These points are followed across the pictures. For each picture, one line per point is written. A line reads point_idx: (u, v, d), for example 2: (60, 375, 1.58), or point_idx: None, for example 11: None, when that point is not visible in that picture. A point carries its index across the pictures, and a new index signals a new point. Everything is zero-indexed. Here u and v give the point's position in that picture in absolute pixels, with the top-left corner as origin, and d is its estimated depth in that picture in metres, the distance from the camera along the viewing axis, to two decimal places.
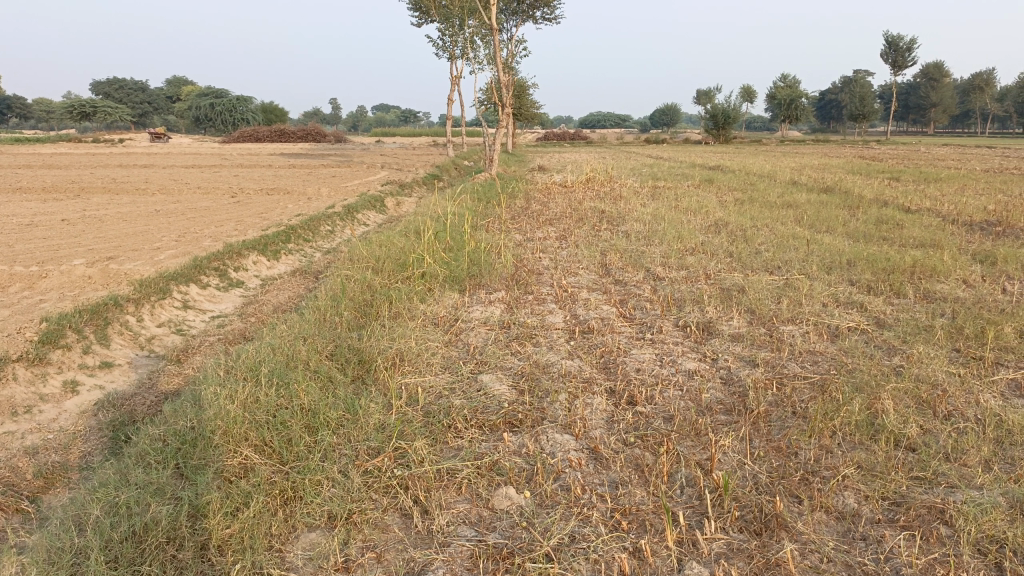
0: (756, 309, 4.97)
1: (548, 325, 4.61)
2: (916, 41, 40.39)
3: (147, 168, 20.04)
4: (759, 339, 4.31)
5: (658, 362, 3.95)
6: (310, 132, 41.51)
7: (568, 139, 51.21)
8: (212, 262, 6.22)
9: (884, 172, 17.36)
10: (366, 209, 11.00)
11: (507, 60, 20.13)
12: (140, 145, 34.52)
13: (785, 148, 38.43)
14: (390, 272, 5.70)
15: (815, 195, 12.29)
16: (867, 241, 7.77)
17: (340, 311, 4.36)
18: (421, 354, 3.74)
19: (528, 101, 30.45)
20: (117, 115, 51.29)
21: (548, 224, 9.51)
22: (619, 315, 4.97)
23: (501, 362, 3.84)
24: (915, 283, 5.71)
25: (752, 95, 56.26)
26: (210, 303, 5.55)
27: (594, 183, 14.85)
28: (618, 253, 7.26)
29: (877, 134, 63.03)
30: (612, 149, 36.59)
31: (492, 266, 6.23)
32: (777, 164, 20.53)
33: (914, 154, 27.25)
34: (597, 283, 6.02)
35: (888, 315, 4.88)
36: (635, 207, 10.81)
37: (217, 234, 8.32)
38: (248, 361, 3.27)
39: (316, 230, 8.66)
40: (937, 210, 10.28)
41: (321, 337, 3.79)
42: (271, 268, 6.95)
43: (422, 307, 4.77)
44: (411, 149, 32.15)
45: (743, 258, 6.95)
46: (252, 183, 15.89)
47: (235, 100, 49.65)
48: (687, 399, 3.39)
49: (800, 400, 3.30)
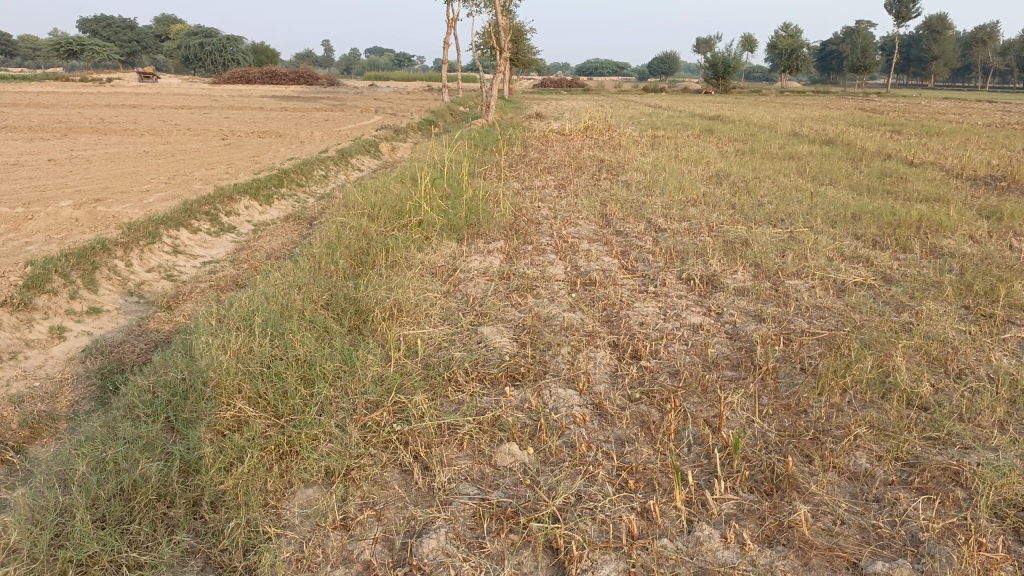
0: (761, 262, 4.86)
1: (548, 276, 4.50)
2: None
3: (136, 109, 19.62)
4: (765, 293, 4.21)
5: (661, 316, 3.86)
6: (302, 75, 40.70)
7: (564, 87, 50.47)
8: (203, 206, 6.05)
9: (886, 124, 17.12)
10: (361, 154, 10.78)
11: (505, 3, 19.60)
12: (129, 85, 33.90)
13: (784, 99, 37.92)
14: (386, 219, 5.55)
15: (816, 147, 12.10)
16: (871, 194, 7.65)
17: (335, 258, 4.22)
18: (418, 304, 3.63)
19: (526, 46, 29.85)
20: (105, 53, 50.16)
21: (546, 172, 9.33)
22: (621, 268, 4.86)
23: (501, 314, 3.73)
24: (921, 238, 5.61)
25: (752, 44, 55.39)
26: (201, 249, 5.41)
27: (593, 131, 14.60)
28: (618, 203, 7.11)
29: (877, 86, 62.34)
30: (610, 97, 36.05)
31: (491, 214, 6.09)
32: (777, 115, 20.23)
33: (913, 106, 26.97)
34: (597, 234, 5.90)
35: (894, 271, 4.78)
36: (635, 156, 10.63)
37: (208, 177, 8.13)
38: (241, 310, 3.16)
39: (309, 175, 8.46)
40: (940, 163, 10.13)
41: (317, 286, 3.67)
42: (264, 213, 6.80)
43: (419, 256, 4.65)
44: (406, 94, 31.61)
45: (745, 210, 6.83)
46: (244, 125, 15.57)
47: (226, 40, 48.51)
48: (693, 355, 3.31)
49: (808, 356, 3.22)
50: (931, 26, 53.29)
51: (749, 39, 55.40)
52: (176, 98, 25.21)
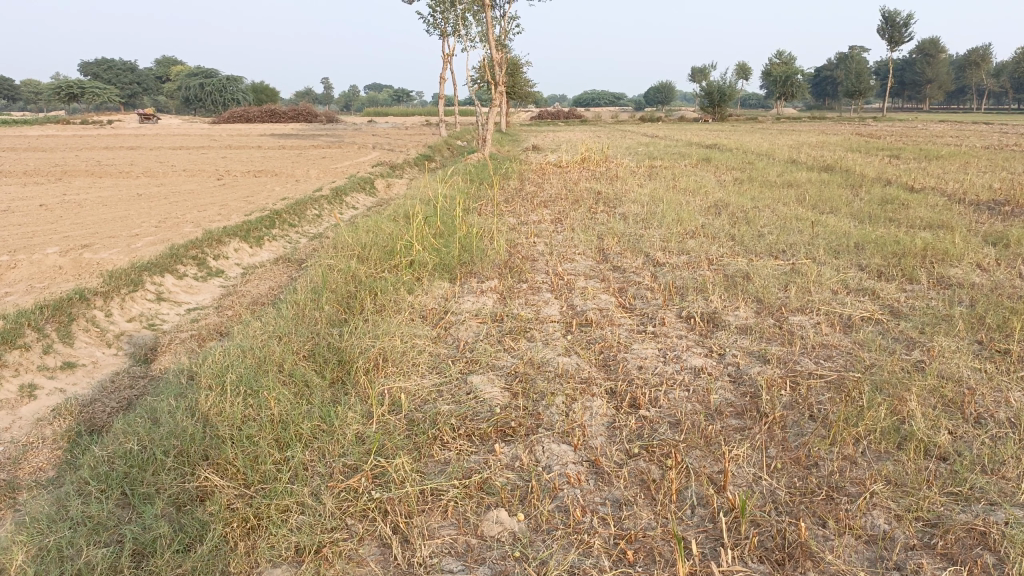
0: (763, 297, 4.70)
1: (543, 317, 4.34)
2: (913, 16, 39.93)
3: (133, 150, 19.66)
4: (769, 331, 4.04)
5: (661, 358, 3.69)
6: (301, 113, 40.99)
7: (562, 118, 50.73)
8: (190, 250, 5.92)
9: (884, 149, 17.07)
10: (355, 192, 10.68)
11: (500, 37, 19.71)
12: (130, 126, 34.07)
13: (780, 126, 38.06)
14: (377, 260, 5.40)
15: (815, 174, 12.01)
16: (873, 222, 7.50)
17: (320, 304, 4.07)
18: (405, 353, 3.47)
19: (522, 80, 30.05)
20: (107, 95, 50.55)
21: (543, 206, 9.22)
22: (619, 306, 4.69)
23: (493, 360, 3.56)
24: (928, 268, 5.45)
25: (747, 72, 55.82)
26: (186, 295, 5.26)
27: (590, 162, 14.53)
28: (615, 237, 6.97)
29: (873, 111, 62.63)
30: (607, 128, 36.19)
31: (485, 252, 5.95)
32: (774, 142, 20.22)
33: (909, 131, 27.05)
34: (594, 270, 5.74)
35: (902, 304, 4.62)
36: (632, 187, 10.53)
37: (199, 219, 8.01)
38: (215, 366, 2.99)
39: (302, 214, 8.35)
40: (942, 188, 9.99)
41: (299, 336, 3.51)
42: (254, 255, 6.66)
43: (408, 299, 4.49)
44: (404, 130, 31.72)
45: (745, 241, 6.69)
46: (240, 165, 15.53)
47: (226, 80, 48.95)
48: (696, 402, 3.13)
49: (818, 402, 3.04)
50: (924, 50, 53.68)
51: (744, 67, 55.86)
52: (174, 138, 25.28)
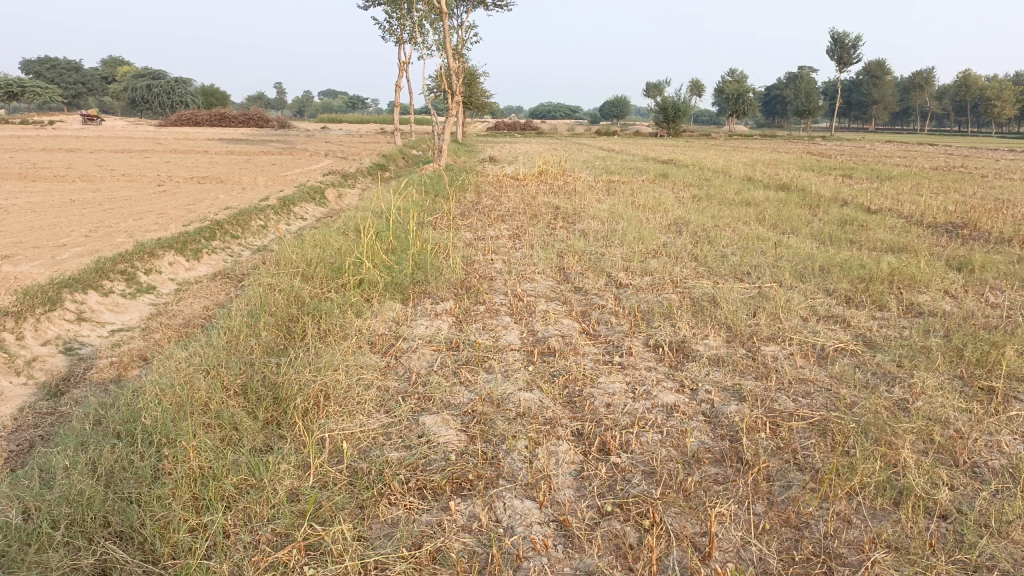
0: (733, 325, 4.46)
1: (502, 345, 4.02)
2: (861, 39, 40.92)
3: (72, 152, 18.79)
4: (742, 363, 3.79)
5: (630, 394, 3.40)
6: (252, 118, 40.10)
7: (518, 130, 50.77)
8: (118, 263, 5.47)
9: (837, 168, 17.24)
10: (304, 202, 10.25)
11: (458, 47, 19.46)
12: (73, 127, 32.84)
13: (734, 141, 38.55)
14: (323, 278, 5.03)
15: (771, 193, 11.98)
16: (834, 244, 7.39)
17: (257, 331, 3.69)
18: (349, 389, 3.12)
19: (479, 90, 29.88)
20: (49, 93, 48.75)
21: (500, 220, 8.94)
22: (582, 332, 4.42)
23: (448, 396, 3.23)
24: (896, 295, 5.30)
25: (700, 89, 56.69)
26: (110, 314, 4.82)
27: (547, 176, 14.31)
28: (576, 255, 6.71)
29: (821, 130, 64.04)
30: (563, 140, 36.23)
31: (439, 270, 5.62)
32: (729, 159, 20.32)
33: (857, 150, 27.70)
34: (555, 292, 5.47)
35: (875, 333, 4.43)
36: (591, 202, 10.31)
37: (134, 229, 7.52)
38: (127, 410, 2.60)
39: (246, 225, 7.90)
40: (898, 209, 10.00)
41: (231, 369, 3.13)
42: (191, 270, 6.22)
43: (356, 323, 4.14)
44: (359, 137, 31.17)
45: (709, 262, 6.50)
46: (183, 170, 14.90)
47: (175, 82, 47.72)
48: (670, 447, 2.85)
49: (803, 450, 2.79)
50: (870, 72, 55.18)
51: (697, 84, 56.71)
52: (117, 141, 24.36)
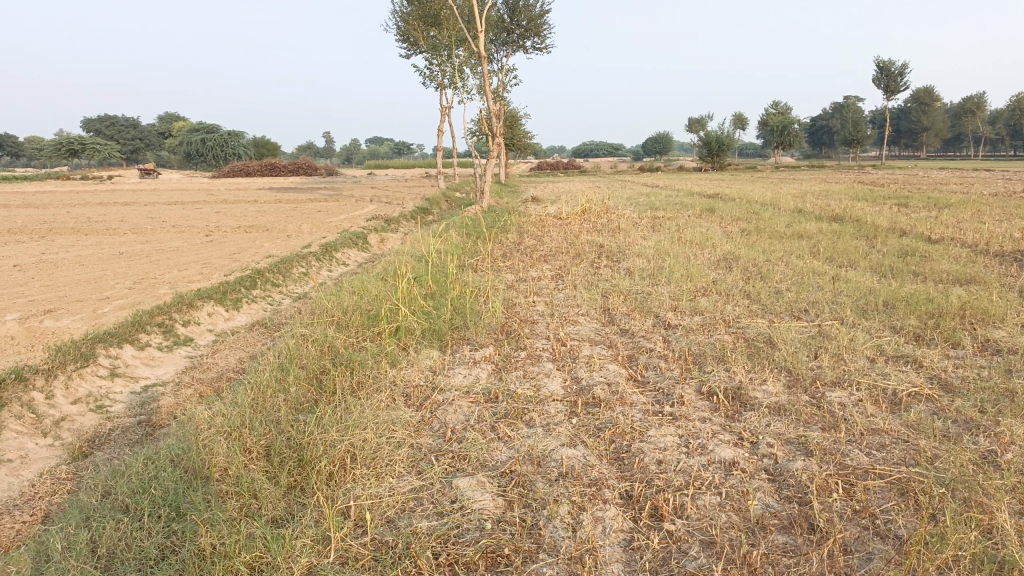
0: (793, 368, 4.15)
1: (544, 395, 3.78)
2: (908, 66, 40.20)
3: (127, 205, 19.29)
4: (806, 412, 3.48)
5: (683, 449, 3.12)
6: (300, 166, 40.98)
7: (562, 169, 50.93)
8: (156, 316, 5.41)
9: (891, 197, 16.71)
10: (347, 247, 10.23)
11: (498, 89, 19.56)
12: (129, 181, 33.93)
13: (781, 174, 37.94)
14: (358, 326, 4.88)
15: (824, 224, 11.57)
16: (895, 277, 7.01)
17: (286, 385, 3.52)
18: (379, 447, 2.91)
19: (522, 131, 30.04)
20: (109, 149, 50.65)
21: (543, 261, 8.75)
22: (629, 379, 4.16)
23: (484, 455, 3.00)
24: (969, 330, 4.92)
25: (744, 122, 56.27)
26: (145, 369, 4.73)
27: (590, 214, 14.11)
28: (621, 295, 6.46)
29: (872, 159, 62.82)
30: (608, 178, 36.13)
31: (479, 315, 5.43)
32: (777, 192, 19.90)
33: (910, 179, 26.95)
34: (600, 334, 5.22)
35: (951, 375, 4.06)
36: (636, 240, 10.08)
37: (177, 279, 7.53)
38: (137, 479, 2.43)
39: (287, 272, 7.85)
40: (961, 239, 9.52)
41: (254, 429, 2.95)
42: (229, 320, 6.15)
43: (391, 374, 3.95)
44: (404, 182, 31.54)
45: (763, 299, 6.18)
46: (231, 220, 15.11)
47: (227, 135, 49.17)
48: (731, 511, 2.56)
49: (882, 515, 2.49)
50: (919, 99, 54.12)
51: (741, 118, 56.31)
52: (171, 193, 25.03)
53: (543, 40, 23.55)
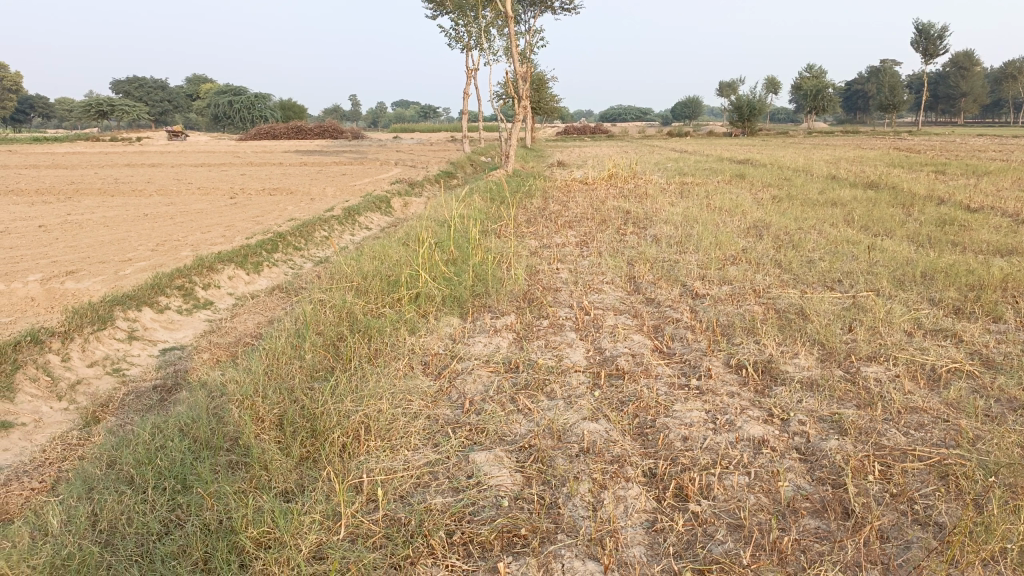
0: (826, 342, 3.99)
1: (567, 366, 3.67)
2: (949, 28, 38.91)
3: (154, 167, 19.32)
4: (840, 388, 3.33)
5: (710, 424, 2.99)
6: (326, 129, 40.85)
7: (589, 134, 50.34)
8: (175, 278, 5.36)
9: (928, 164, 16.23)
10: (370, 211, 10.14)
11: (525, 51, 19.21)
12: (157, 143, 34.09)
13: (813, 139, 37.17)
14: (378, 291, 4.78)
15: (858, 192, 11.25)
16: (933, 247, 6.77)
17: (302, 352, 3.43)
18: (395, 419, 2.82)
19: (548, 95, 29.62)
20: (137, 111, 50.83)
21: (568, 226, 8.58)
22: (654, 351, 4.03)
23: (503, 428, 2.90)
24: (1011, 304, 4.71)
25: (776, 86, 55.09)
26: (164, 332, 4.68)
27: (617, 179, 13.87)
28: (647, 263, 6.30)
29: (908, 125, 61.30)
30: (635, 143, 35.61)
31: (501, 282, 5.31)
32: (809, 159, 19.48)
33: (947, 145, 26.21)
34: (625, 303, 5.08)
35: (992, 351, 3.88)
36: (663, 206, 9.88)
37: (199, 242, 7.48)
38: (143, 450, 2.37)
39: (309, 236, 7.78)
40: (1002, 207, 9.19)
41: (267, 396, 2.87)
42: (250, 283, 6.09)
43: (409, 341, 3.86)
44: (430, 145, 31.33)
45: (794, 268, 5.99)
46: (255, 182, 15.07)
47: (254, 97, 49.12)
48: (760, 492, 2.44)
49: (922, 500, 2.36)
50: (959, 63, 52.51)
51: (773, 82, 55.10)
52: (198, 154, 25.05)
53: (571, 0, 23.05)
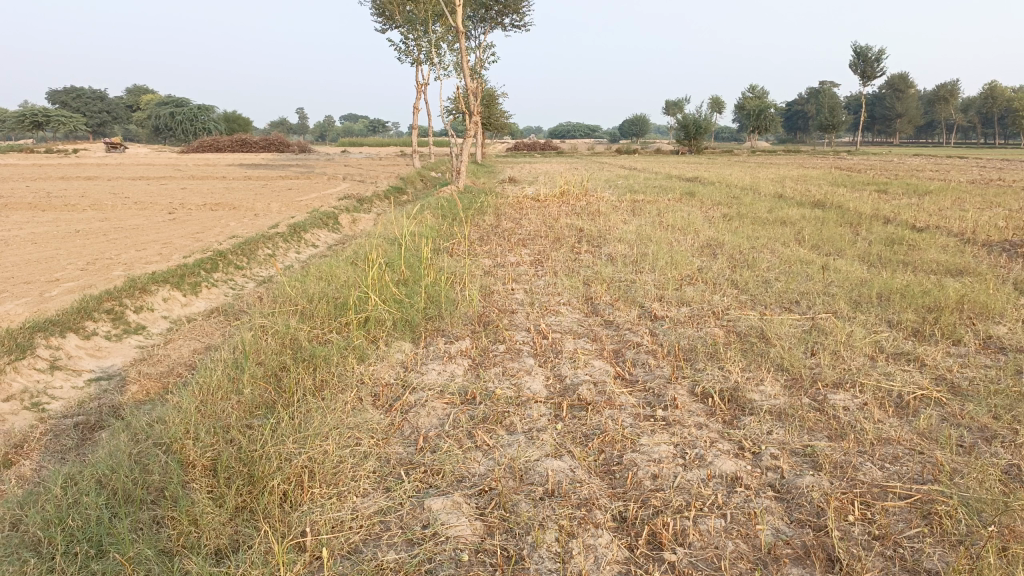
0: (791, 366, 3.88)
1: (526, 396, 3.47)
2: (885, 51, 40.25)
3: (89, 180, 18.55)
4: (810, 418, 3.21)
5: (680, 460, 2.83)
6: (272, 142, 40.06)
7: (538, 149, 50.52)
8: (104, 302, 5.01)
9: (870, 183, 16.57)
10: (316, 228, 9.83)
11: (476, 67, 19.11)
12: (95, 155, 32.99)
13: (758, 158, 37.94)
14: (324, 315, 4.52)
15: (806, 210, 11.37)
16: (885, 266, 6.79)
17: (239, 387, 3.16)
18: (341, 460, 2.58)
19: (499, 111, 29.59)
20: (74, 122, 49.20)
21: (521, 245, 8.42)
22: (616, 378, 3.86)
23: (461, 468, 2.68)
24: (969, 326, 4.68)
25: (720, 105, 56.28)
26: (90, 361, 4.35)
27: (569, 196, 13.79)
28: (604, 283, 6.16)
29: (847, 145, 63.13)
30: (585, 160, 35.80)
31: (454, 304, 5.10)
32: (756, 177, 19.75)
33: (886, 165, 26.93)
34: (583, 326, 4.92)
35: (957, 375, 3.82)
36: (616, 224, 9.80)
37: (133, 260, 7.10)
38: (53, 507, 2.10)
39: (251, 254, 7.45)
40: (946, 227, 9.35)
41: (199, 438, 2.60)
42: (187, 305, 5.76)
43: (358, 370, 3.62)
44: (379, 160, 30.96)
45: (751, 289, 5.91)
46: (197, 197, 14.55)
47: (197, 109, 48.04)
48: (738, 538, 2.28)
49: (908, 545, 2.23)
50: (894, 86, 54.42)
51: (718, 101, 56.27)
52: (138, 167, 24.23)
53: (521, 17, 23.07)
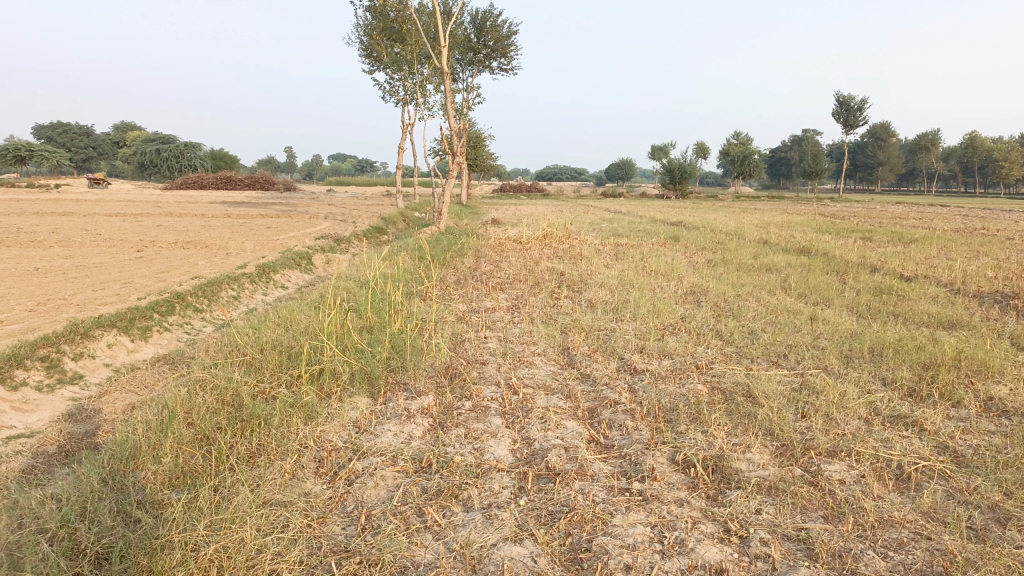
0: (780, 432, 3.53)
1: (488, 465, 3.10)
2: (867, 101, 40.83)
3: (63, 216, 18.15)
4: (803, 494, 2.86)
5: (657, 546, 2.47)
6: (258, 181, 39.88)
7: (524, 190, 50.71)
8: (40, 348, 4.62)
9: (855, 230, 16.52)
10: (288, 269, 9.52)
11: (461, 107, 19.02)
12: (76, 190, 32.61)
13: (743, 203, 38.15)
14: (274, 367, 4.16)
15: (793, 256, 11.19)
16: (875, 317, 6.53)
17: (158, 455, 2.77)
18: (260, 550, 2.19)
19: (485, 152, 29.59)
20: (58, 157, 48.81)
21: (499, 289, 8.11)
22: (590, 442, 3.49)
23: (402, 557, 2.32)
24: (968, 386, 4.37)
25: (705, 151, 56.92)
26: (13, 415, 3.95)
27: (552, 239, 13.54)
28: (582, 331, 5.83)
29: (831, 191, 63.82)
30: (572, 203, 35.79)
31: (419, 354, 4.74)
32: (741, 221, 19.67)
33: (870, 212, 27.08)
34: (557, 380, 4.58)
35: (959, 443, 3.49)
36: (598, 268, 9.54)
37: (87, 301, 6.73)
38: None
39: (213, 296, 7.09)
40: (935, 276, 9.14)
41: (93, 522, 2.22)
42: (134, 352, 5.38)
43: (301, 432, 3.24)
44: (364, 200, 30.81)
45: (738, 340, 5.61)
46: (170, 234, 14.21)
47: (184, 146, 47.88)
48: None
49: None
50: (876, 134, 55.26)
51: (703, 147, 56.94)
52: (117, 204, 23.88)
53: (509, 61, 23.16)
